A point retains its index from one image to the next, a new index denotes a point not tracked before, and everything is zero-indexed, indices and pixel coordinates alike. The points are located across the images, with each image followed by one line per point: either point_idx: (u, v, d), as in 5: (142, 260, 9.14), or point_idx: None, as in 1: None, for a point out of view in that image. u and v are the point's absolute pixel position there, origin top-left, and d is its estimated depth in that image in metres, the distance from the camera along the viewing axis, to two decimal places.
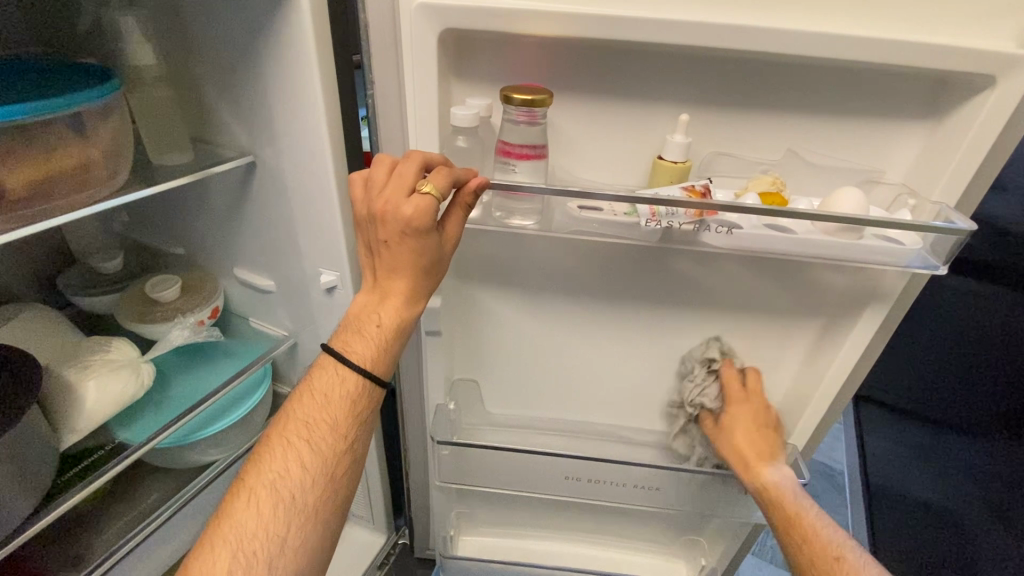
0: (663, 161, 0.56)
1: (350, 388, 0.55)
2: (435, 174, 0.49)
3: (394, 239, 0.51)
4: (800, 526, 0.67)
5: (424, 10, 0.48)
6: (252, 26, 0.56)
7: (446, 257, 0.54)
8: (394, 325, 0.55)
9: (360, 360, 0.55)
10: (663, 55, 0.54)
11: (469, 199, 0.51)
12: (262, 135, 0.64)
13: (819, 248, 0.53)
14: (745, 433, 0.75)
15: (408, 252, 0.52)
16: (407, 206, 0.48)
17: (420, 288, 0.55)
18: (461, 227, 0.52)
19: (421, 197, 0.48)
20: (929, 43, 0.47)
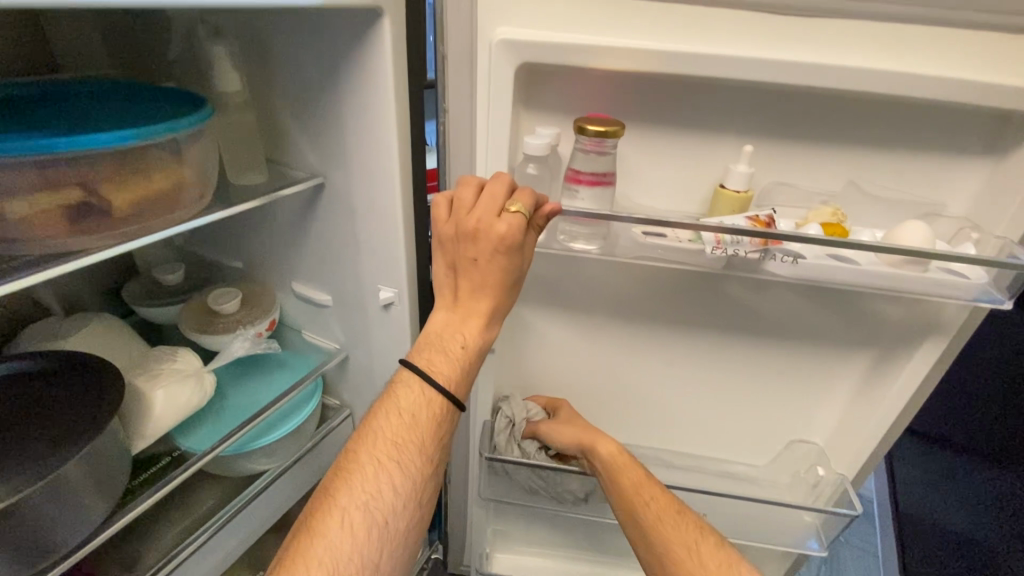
0: (725, 190, 0.57)
1: (435, 409, 0.57)
2: (522, 196, 0.51)
3: (482, 257, 0.54)
4: (658, 494, 0.72)
5: (505, 46, 0.51)
6: (333, 56, 0.60)
7: (525, 274, 0.56)
8: (475, 345, 0.57)
9: (442, 380, 0.56)
10: (728, 90, 0.55)
11: (542, 222, 0.53)
12: (332, 158, 0.68)
13: (883, 281, 0.54)
14: (569, 419, 0.78)
15: (496, 271, 0.54)
16: (501, 225, 0.50)
17: (500, 304, 0.57)
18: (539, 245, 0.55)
19: (513, 217, 0.50)
20: (1001, 83, 0.47)
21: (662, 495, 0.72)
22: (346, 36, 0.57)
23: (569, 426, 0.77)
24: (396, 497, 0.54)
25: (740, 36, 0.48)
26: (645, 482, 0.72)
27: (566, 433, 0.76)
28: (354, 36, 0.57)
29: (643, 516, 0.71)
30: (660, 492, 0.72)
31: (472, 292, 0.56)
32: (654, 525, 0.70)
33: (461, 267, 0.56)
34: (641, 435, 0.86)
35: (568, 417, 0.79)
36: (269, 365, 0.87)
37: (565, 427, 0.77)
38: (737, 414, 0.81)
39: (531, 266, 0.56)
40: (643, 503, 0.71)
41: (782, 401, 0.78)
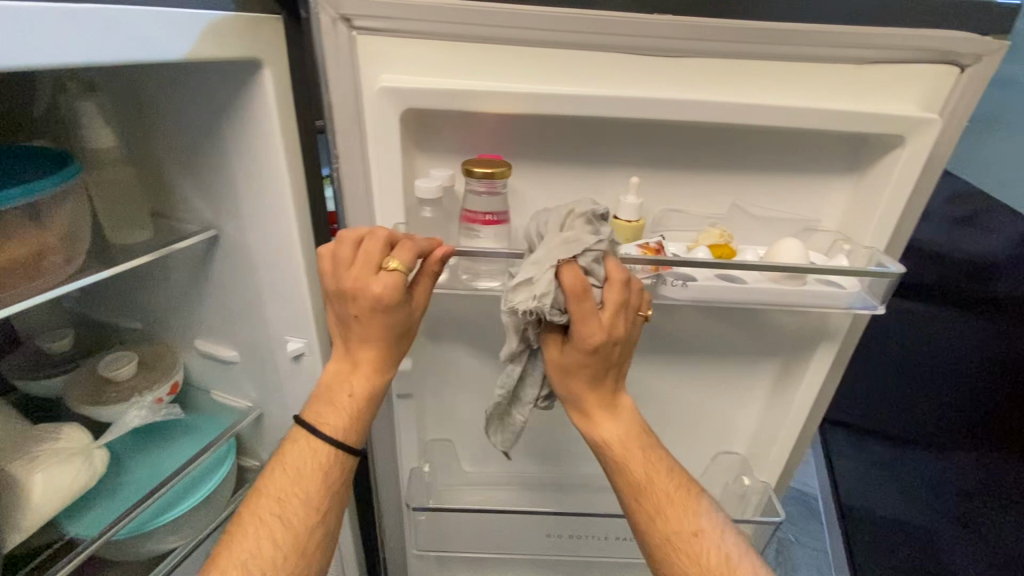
0: (619, 220, 0.59)
1: (322, 459, 0.56)
2: (400, 249, 0.50)
3: (362, 312, 0.52)
4: (653, 493, 0.61)
5: (387, 93, 0.51)
6: (214, 107, 0.58)
7: (417, 321, 0.55)
8: (364, 395, 0.56)
9: (329, 432, 0.56)
10: (611, 127, 0.58)
11: (436, 267, 0.52)
12: (224, 209, 0.65)
13: (768, 296, 0.57)
14: (555, 363, 0.59)
15: (378, 326, 0.53)
16: (375, 284, 0.49)
17: (391, 353, 0.56)
18: (429, 292, 0.54)
19: (389, 275, 0.49)
20: (846, 111, 0.52)
21: (661, 495, 0.61)
22: (225, 87, 0.56)
23: (562, 375, 0.60)
24: (276, 549, 0.53)
25: (613, 77, 0.51)
26: (637, 476, 0.61)
27: (552, 373, 0.60)
28: (233, 86, 0.55)
29: (631, 514, 0.62)
30: (656, 491, 0.61)
31: (359, 344, 0.55)
32: (643, 527, 0.61)
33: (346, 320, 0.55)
34: (574, 462, 0.86)
35: (570, 353, 0.57)
36: (173, 431, 0.80)
37: (554, 361, 0.59)
38: (664, 432, 0.82)
39: (422, 313, 0.55)
40: (631, 499, 0.62)
41: (704, 416, 0.79)
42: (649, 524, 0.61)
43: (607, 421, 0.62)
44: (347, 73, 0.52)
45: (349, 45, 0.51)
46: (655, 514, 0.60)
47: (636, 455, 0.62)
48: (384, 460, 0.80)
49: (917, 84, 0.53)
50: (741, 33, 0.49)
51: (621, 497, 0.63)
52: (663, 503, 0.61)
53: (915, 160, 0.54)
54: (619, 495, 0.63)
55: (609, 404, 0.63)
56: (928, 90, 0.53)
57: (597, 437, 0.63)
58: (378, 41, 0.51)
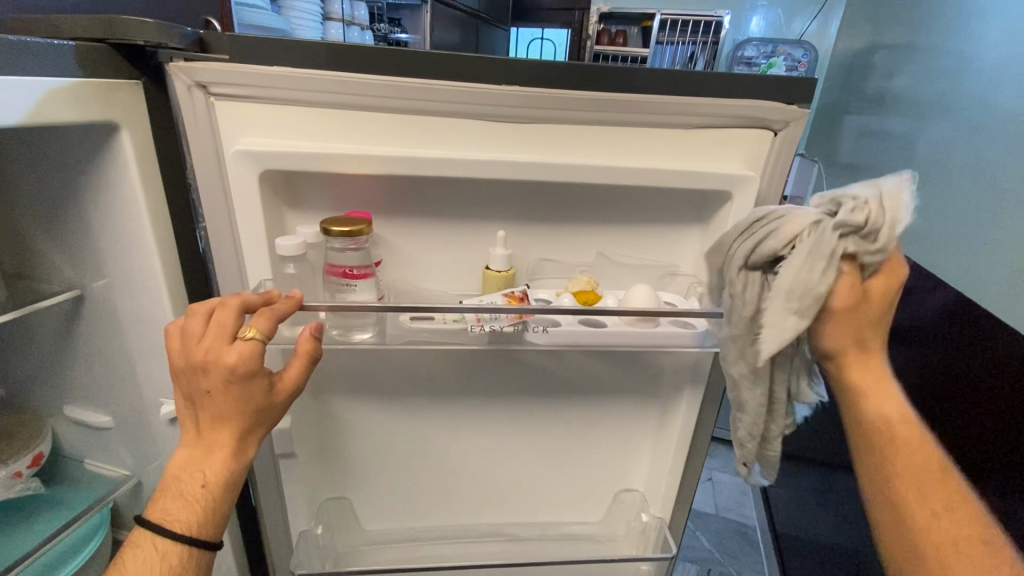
0: (491, 270, 0.63)
1: (172, 559, 0.49)
2: (257, 317, 0.50)
3: (217, 389, 0.49)
4: (945, 492, 0.47)
5: (242, 156, 0.54)
6: (73, 167, 0.57)
7: (284, 402, 0.53)
8: (219, 480, 0.51)
9: (178, 527, 0.49)
10: (476, 187, 0.63)
11: (310, 348, 0.53)
12: (89, 270, 0.63)
13: (626, 339, 0.61)
14: (840, 311, 0.50)
15: (234, 402, 0.50)
16: (229, 354, 0.48)
17: (253, 436, 0.53)
18: (300, 372, 0.53)
19: (245, 343, 0.48)
20: (670, 171, 0.59)
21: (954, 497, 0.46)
22: (83, 148, 0.56)
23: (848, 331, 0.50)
24: None
25: (472, 140, 0.58)
26: (931, 471, 0.47)
27: (840, 329, 0.50)
28: (91, 147, 0.55)
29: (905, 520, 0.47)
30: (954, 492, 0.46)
31: (214, 428, 0.50)
32: (914, 530, 0.46)
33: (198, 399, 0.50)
34: (481, 510, 0.85)
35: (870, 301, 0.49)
36: (36, 508, 0.74)
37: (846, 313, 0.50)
38: (565, 473, 0.83)
39: (292, 394, 0.54)
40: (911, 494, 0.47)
41: (598, 454, 0.82)
42: (932, 531, 0.45)
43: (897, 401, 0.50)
44: (207, 135, 0.54)
45: (206, 110, 0.53)
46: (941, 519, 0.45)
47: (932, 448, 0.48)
48: (273, 522, 0.76)
49: (733, 147, 0.60)
50: (581, 103, 0.57)
51: (888, 489, 0.49)
52: (960, 511, 0.46)
53: (744, 211, 0.61)
54: (883, 488, 0.49)
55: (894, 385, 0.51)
56: (746, 151, 0.60)
57: (875, 413, 0.50)
58: (237, 106, 0.54)
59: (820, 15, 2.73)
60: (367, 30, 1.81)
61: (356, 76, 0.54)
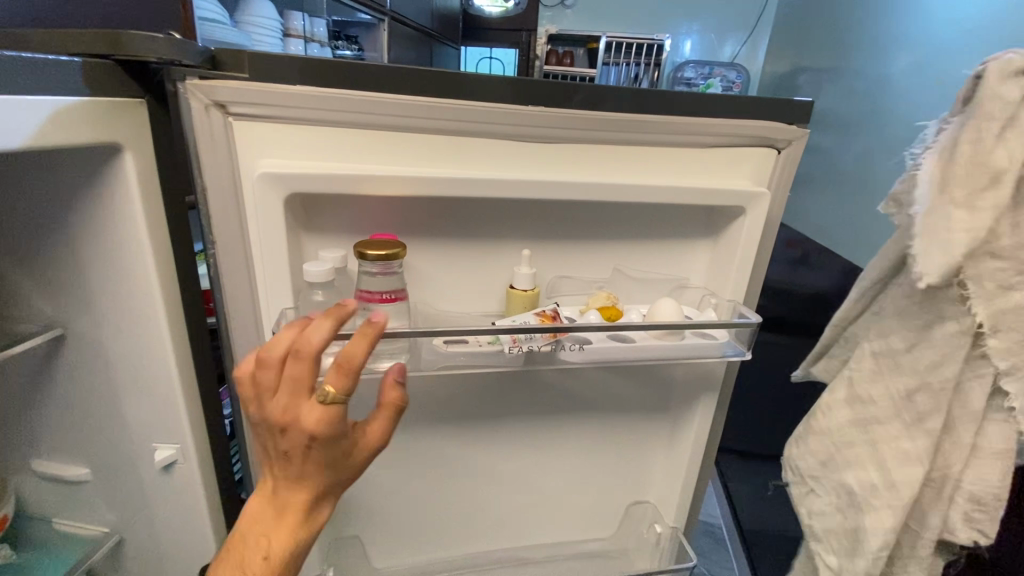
0: (515, 290, 0.62)
1: None
2: (333, 371, 0.42)
3: (300, 449, 0.44)
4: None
5: (267, 178, 0.50)
6: (64, 194, 0.52)
7: (361, 464, 0.48)
8: (281, 551, 0.46)
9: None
10: (497, 207, 0.62)
11: (398, 399, 0.48)
12: (74, 305, 0.58)
13: (654, 353, 0.62)
14: None
15: (313, 465, 0.45)
16: (311, 415, 0.42)
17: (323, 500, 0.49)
18: (380, 430, 0.48)
19: (326, 403, 0.42)
20: (688, 188, 0.61)
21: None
22: (77, 174, 0.51)
23: None
24: None
25: (496, 159, 0.58)
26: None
27: None
28: (87, 172, 0.51)
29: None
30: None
31: (288, 493, 0.46)
32: None
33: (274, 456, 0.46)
34: (495, 534, 0.83)
35: None
36: None
37: None
38: (578, 489, 0.83)
39: (366, 458, 0.48)
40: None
41: (612, 468, 0.82)
42: None
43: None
44: (224, 156, 0.50)
45: (224, 132, 0.50)
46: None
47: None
48: None
49: (742, 164, 0.64)
50: (603, 123, 0.58)
51: None
52: None
53: (756, 224, 0.64)
54: None
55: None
56: (753, 167, 0.64)
57: None
58: (256, 126, 0.51)
59: (749, 39, 2.95)
60: (327, 46, 1.77)
61: (383, 95, 0.52)
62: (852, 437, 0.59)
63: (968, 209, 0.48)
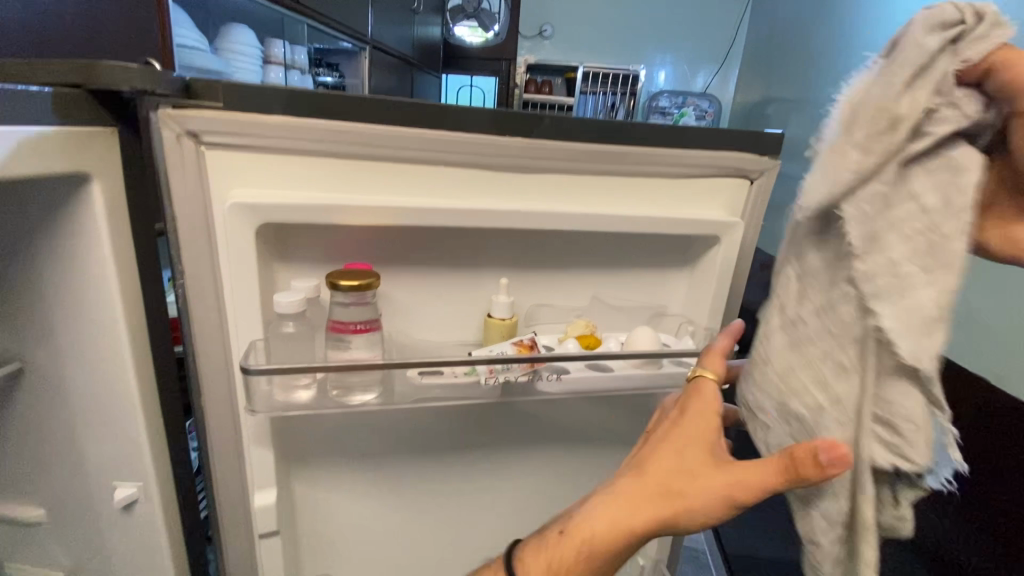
0: (493, 318, 0.62)
1: None
2: (713, 360, 0.52)
3: (666, 431, 0.50)
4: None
5: (238, 209, 0.50)
6: (27, 226, 0.51)
7: (682, 499, 0.45)
8: (578, 543, 0.48)
9: (523, 563, 0.51)
10: (473, 236, 0.63)
11: (807, 460, 0.40)
12: (34, 339, 0.56)
13: (631, 382, 0.62)
14: None
15: (675, 461, 0.47)
16: (705, 391, 0.49)
17: (647, 510, 0.46)
18: (756, 480, 0.43)
19: (709, 382, 0.50)
20: (661, 218, 0.62)
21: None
22: (41, 205, 0.50)
23: None
24: None
25: (471, 189, 0.58)
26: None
27: None
28: (52, 203, 0.49)
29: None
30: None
31: (659, 483, 0.47)
32: None
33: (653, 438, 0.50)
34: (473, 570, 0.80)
35: None
36: None
37: None
38: None
39: (702, 495, 0.44)
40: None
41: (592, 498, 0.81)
42: None
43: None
44: (195, 185, 0.50)
45: (196, 161, 0.49)
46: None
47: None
48: None
49: (715, 195, 0.65)
50: (578, 154, 0.59)
51: None
52: None
53: (731, 253, 0.65)
54: None
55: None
56: (726, 198, 0.66)
57: None
58: (230, 156, 0.50)
59: (718, 72, 3.09)
60: (306, 74, 1.79)
61: (359, 124, 0.52)
62: (786, 362, 0.44)
63: (861, 149, 0.37)
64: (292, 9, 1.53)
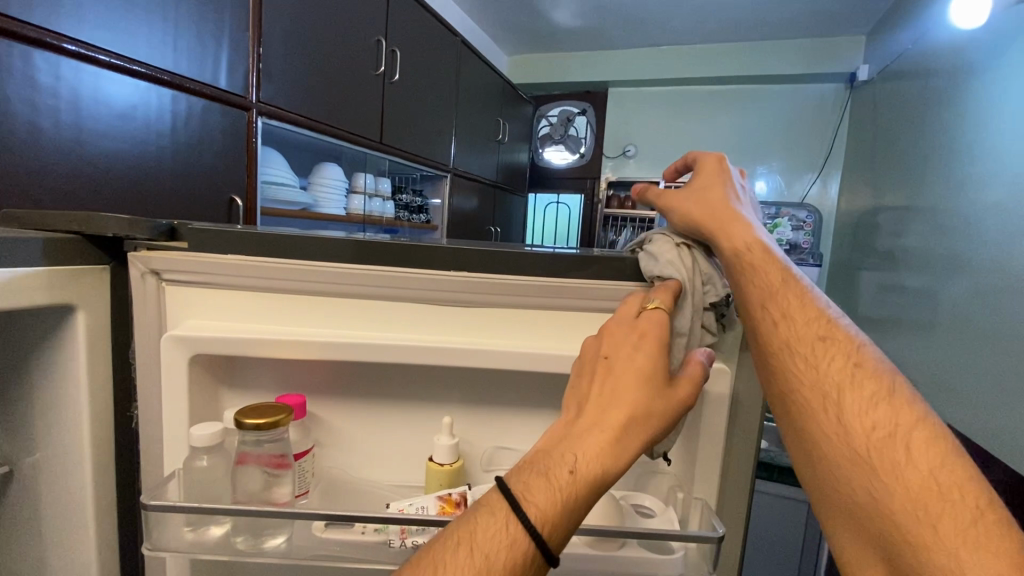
0: (433, 462, 0.56)
1: (516, 555, 0.39)
2: (660, 291, 0.49)
3: (617, 354, 0.47)
4: (866, 384, 0.47)
5: (175, 341, 0.52)
6: (29, 345, 0.59)
7: (656, 408, 0.44)
8: (590, 474, 0.41)
9: (533, 516, 0.40)
10: (423, 371, 0.59)
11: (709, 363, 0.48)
12: (24, 446, 0.62)
13: (581, 565, 0.49)
14: None
15: (636, 380, 0.45)
16: (658, 316, 0.47)
17: (630, 431, 0.43)
18: (697, 384, 0.46)
19: (659, 310, 0.47)
20: None
21: (885, 390, 0.47)
22: (39, 329, 0.58)
23: None
24: None
25: (412, 322, 0.56)
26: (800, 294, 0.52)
27: None
28: (48, 328, 0.57)
29: (810, 428, 0.47)
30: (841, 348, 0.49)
31: (640, 406, 0.44)
32: None
33: (603, 365, 0.46)
34: None
35: None
36: None
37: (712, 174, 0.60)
38: None
39: (673, 407, 0.45)
40: (783, 352, 0.49)
41: None
42: None
43: (722, 180, 0.59)
44: (153, 315, 0.54)
45: (156, 295, 0.54)
46: (844, 410, 0.46)
47: (783, 267, 0.52)
48: None
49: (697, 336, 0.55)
50: (527, 287, 0.55)
51: None
52: None
53: (719, 405, 0.53)
54: None
55: (748, 218, 0.55)
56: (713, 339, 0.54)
57: None
58: (186, 291, 0.55)
59: (818, 179, 2.87)
60: (388, 200, 2.00)
61: (299, 261, 0.54)
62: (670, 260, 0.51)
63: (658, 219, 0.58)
64: (376, 148, 1.76)
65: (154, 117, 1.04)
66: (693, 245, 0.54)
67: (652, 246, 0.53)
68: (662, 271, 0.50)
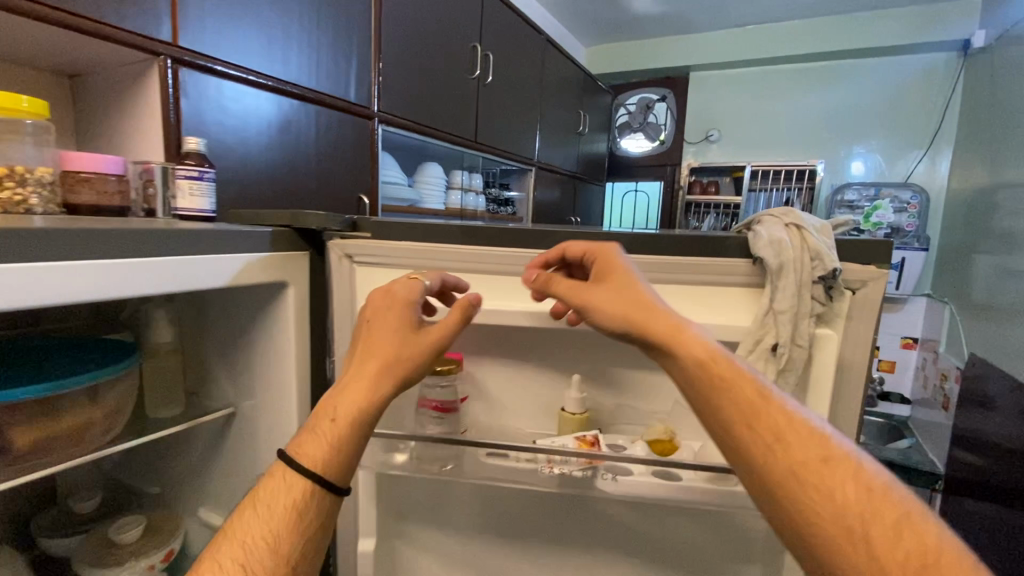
0: (566, 412, 0.67)
1: (297, 496, 0.47)
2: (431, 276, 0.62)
3: (376, 314, 0.55)
4: (886, 509, 0.39)
5: None
6: (249, 315, 0.77)
7: (406, 355, 0.53)
8: (348, 417, 0.49)
9: (306, 464, 0.48)
10: (553, 337, 0.70)
11: (468, 308, 0.56)
12: (242, 392, 0.80)
13: (700, 498, 0.58)
14: None
15: (389, 333, 0.54)
16: (407, 284, 0.57)
17: (384, 379, 0.51)
18: (447, 329, 0.55)
19: (412, 282, 0.58)
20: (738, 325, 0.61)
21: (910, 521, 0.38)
22: (258, 303, 0.75)
23: None
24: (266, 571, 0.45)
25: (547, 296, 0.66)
26: (791, 424, 0.44)
27: None
28: (265, 301, 0.74)
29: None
30: (849, 468, 0.40)
31: (393, 357, 0.52)
32: None
33: (364, 328, 0.55)
34: None
35: None
36: None
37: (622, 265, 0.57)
38: None
39: (423, 347, 0.54)
40: (795, 495, 0.41)
41: None
42: None
43: (636, 273, 0.55)
44: (346, 290, 0.69)
45: (348, 274, 0.69)
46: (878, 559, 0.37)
47: (759, 385, 0.45)
48: None
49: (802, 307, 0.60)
50: None
51: None
52: None
53: (826, 368, 0.59)
54: None
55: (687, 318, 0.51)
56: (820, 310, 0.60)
57: None
58: (368, 271, 0.69)
59: (925, 156, 2.67)
60: (480, 194, 2.14)
61: (455, 245, 0.66)
62: (774, 243, 0.57)
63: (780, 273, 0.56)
64: (471, 146, 1.90)
65: (300, 130, 1.23)
66: (800, 227, 0.59)
67: (755, 232, 0.59)
68: (767, 249, 0.57)
